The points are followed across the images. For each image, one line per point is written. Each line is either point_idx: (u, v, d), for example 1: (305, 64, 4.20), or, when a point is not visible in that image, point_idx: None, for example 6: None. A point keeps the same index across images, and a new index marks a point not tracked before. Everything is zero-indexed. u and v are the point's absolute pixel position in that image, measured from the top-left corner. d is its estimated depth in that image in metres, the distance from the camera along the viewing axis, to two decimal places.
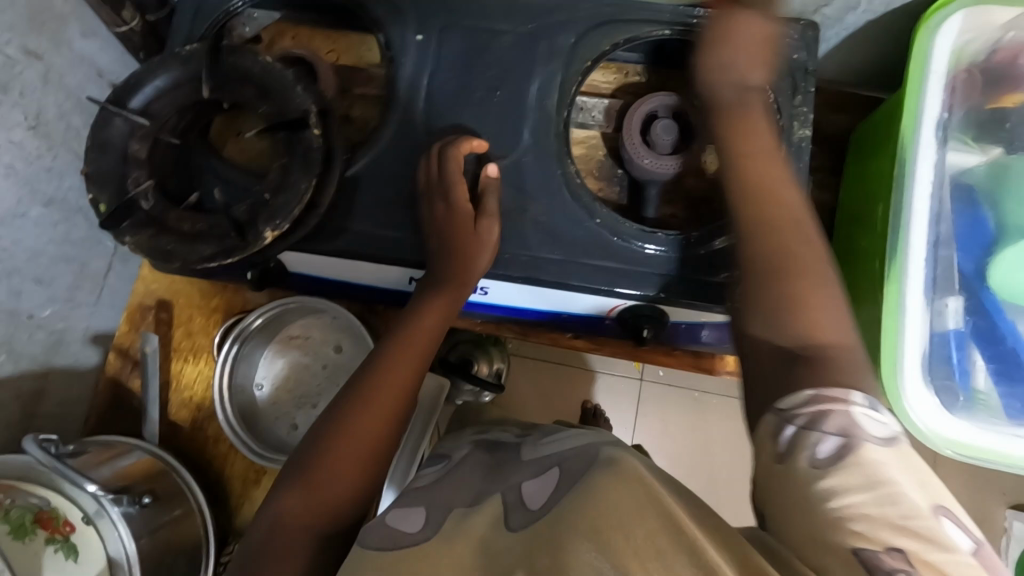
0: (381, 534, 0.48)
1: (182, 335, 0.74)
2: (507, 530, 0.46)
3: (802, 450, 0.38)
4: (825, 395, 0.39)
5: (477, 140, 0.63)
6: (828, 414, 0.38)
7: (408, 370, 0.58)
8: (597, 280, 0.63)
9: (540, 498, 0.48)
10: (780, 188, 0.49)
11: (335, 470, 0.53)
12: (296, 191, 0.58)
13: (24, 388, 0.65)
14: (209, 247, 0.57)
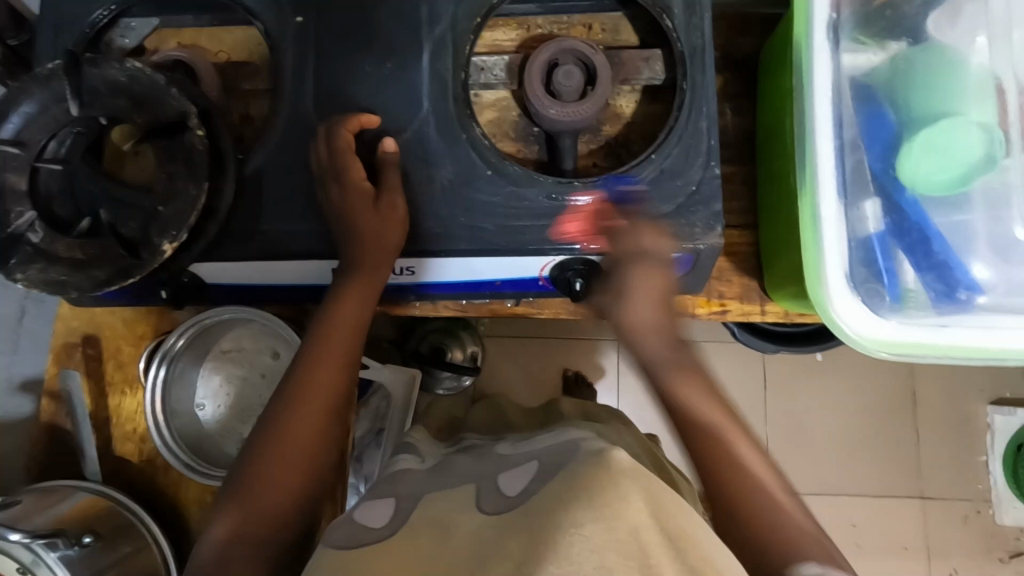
0: (344, 533, 0.47)
1: (113, 368, 0.72)
2: (478, 509, 0.46)
3: None
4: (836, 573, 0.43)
5: (365, 116, 0.61)
6: None
7: (337, 365, 0.56)
8: (521, 239, 0.62)
9: (514, 485, 0.48)
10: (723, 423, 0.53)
11: (275, 482, 0.51)
12: (186, 198, 0.56)
13: None
14: (104, 270, 0.55)
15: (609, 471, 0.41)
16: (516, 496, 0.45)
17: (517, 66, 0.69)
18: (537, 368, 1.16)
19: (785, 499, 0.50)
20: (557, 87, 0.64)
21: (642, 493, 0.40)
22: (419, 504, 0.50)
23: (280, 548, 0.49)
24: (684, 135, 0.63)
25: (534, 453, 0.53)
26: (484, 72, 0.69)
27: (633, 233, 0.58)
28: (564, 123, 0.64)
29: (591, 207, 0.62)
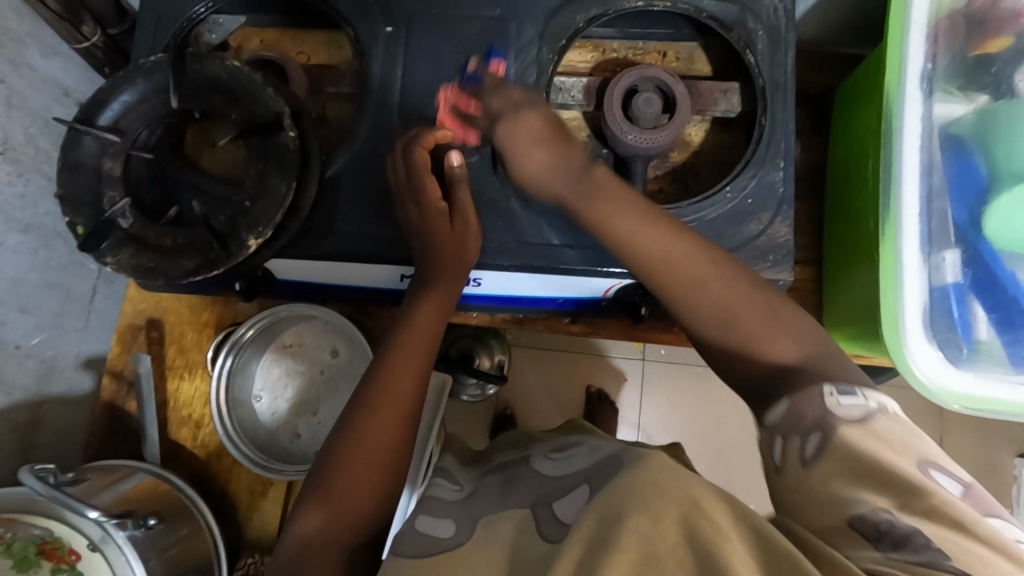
0: (414, 544, 0.48)
1: (174, 352, 0.73)
2: (541, 538, 0.45)
3: (792, 458, 0.39)
4: (800, 396, 0.42)
5: (440, 131, 0.60)
6: (805, 410, 0.40)
7: (410, 374, 0.56)
8: (593, 261, 0.62)
9: (571, 510, 0.47)
10: (656, 244, 0.52)
11: (350, 484, 0.52)
12: (275, 196, 0.57)
13: (18, 419, 0.65)
14: (191, 259, 0.56)
15: (653, 462, 0.39)
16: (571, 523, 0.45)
17: (595, 88, 0.70)
18: (565, 384, 1.16)
19: (776, 323, 0.48)
20: (636, 113, 0.65)
21: (697, 487, 0.37)
22: (480, 527, 0.50)
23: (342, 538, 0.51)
24: (760, 170, 0.64)
25: (577, 471, 0.53)
26: (562, 92, 0.70)
27: (512, 124, 0.57)
28: (641, 149, 0.65)
29: None
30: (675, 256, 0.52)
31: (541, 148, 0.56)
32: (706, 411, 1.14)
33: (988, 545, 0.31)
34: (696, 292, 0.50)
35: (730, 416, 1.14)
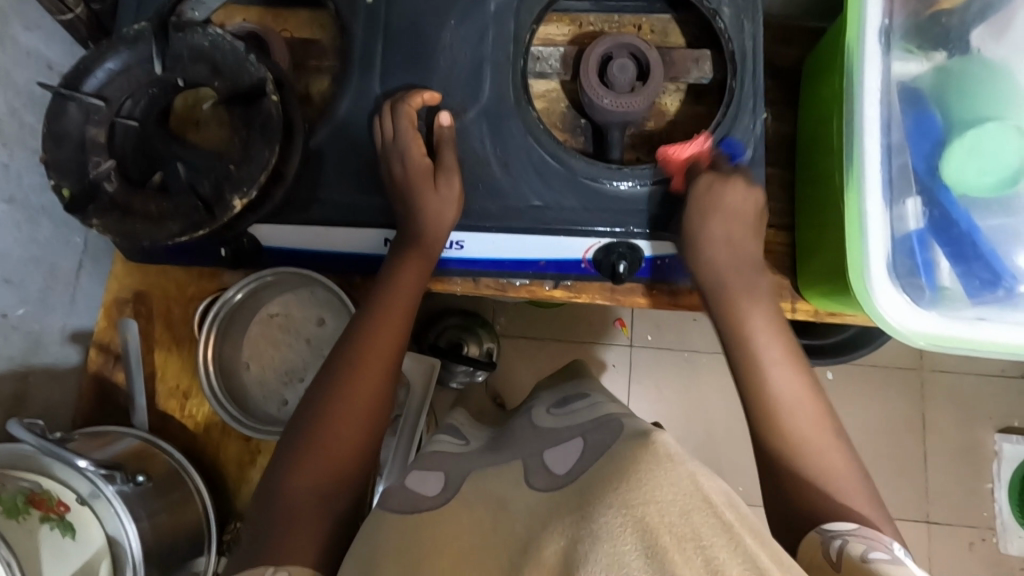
0: (399, 500, 0.49)
1: (161, 325, 0.74)
2: (530, 488, 0.46)
3: (852, 553, 0.45)
4: (864, 534, 0.48)
5: (427, 93, 0.64)
6: (872, 543, 0.46)
7: (395, 327, 0.59)
8: (571, 220, 0.64)
9: (561, 460, 0.48)
10: (764, 318, 0.59)
11: (336, 430, 0.53)
12: (260, 160, 0.58)
13: (6, 391, 0.65)
14: (178, 223, 0.57)
15: (647, 456, 0.41)
16: (570, 470, 0.46)
17: (571, 57, 0.72)
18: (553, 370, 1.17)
19: (836, 451, 0.54)
20: (612, 79, 0.67)
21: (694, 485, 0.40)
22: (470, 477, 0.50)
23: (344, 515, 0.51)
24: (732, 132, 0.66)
25: (570, 427, 0.54)
26: (539, 62, 0.72)
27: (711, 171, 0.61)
28: (617, 113, 0.66)
29: (639, 195, 0.65)
30: (785, 360, 0.57)
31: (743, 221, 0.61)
32: (692, 392, 1.16)
33: None
34: (803, 462, 0.53)
35: (716, 397, 1.16)
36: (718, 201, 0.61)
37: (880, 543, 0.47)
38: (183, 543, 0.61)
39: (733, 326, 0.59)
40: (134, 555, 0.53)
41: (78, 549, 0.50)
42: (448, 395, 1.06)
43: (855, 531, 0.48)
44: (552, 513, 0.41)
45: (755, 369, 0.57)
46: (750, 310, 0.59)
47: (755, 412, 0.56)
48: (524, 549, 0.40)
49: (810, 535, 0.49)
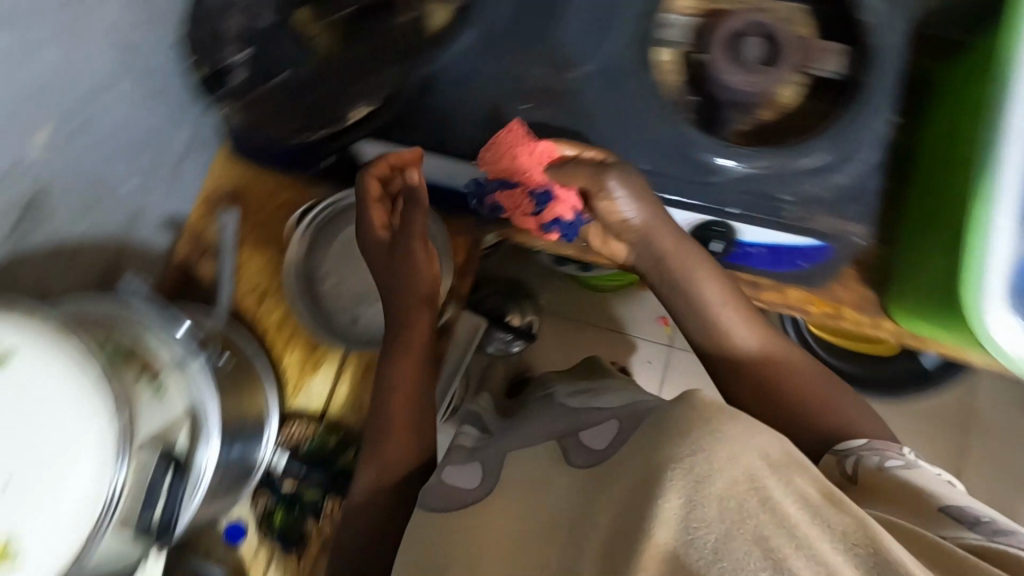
0: (431, 519, 0.53)
1: (251, 226, 0.76)
2: (573, 466, 0.53)
3: (866, 464, 0.53)
4: (878, 443, 0.55)
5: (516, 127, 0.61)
6: (886, 451, 0.54)
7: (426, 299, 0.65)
8: (675, 189, 0.63)
9: (598, 436, 0.54)
10: (767, 343, 0.63)
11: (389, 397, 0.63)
12: (375, 83, 0.64)
13: (105, 258, 0.68)
14: (293, 121, 0.65)
15: (678, 427, 0.44)
16: (607, 450, 0.52)
17: (699, 29, 0.71)
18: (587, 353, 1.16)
19: (862, 412, 0.60)
20: (743, 58, 0.67)
21: (750, 453, 0.42)
22: (504, 466, 0.56)
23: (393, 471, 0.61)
24: (854, 130, 0.63)
25: (598, 407, 0.59)
26: (665, 29, 0.71)
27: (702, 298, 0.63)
28: (742, 93, 0.67)
29: (745, 175, 0.62)
30: (801, 363, 0.62)
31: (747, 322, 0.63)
32: None
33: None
34: (841, 424, 0.58)
35: None
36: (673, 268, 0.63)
37: (891, 453, 0.53)
38: (248, 423, 0.64)
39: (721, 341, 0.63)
40: (208, 430, 0.53)
41: (162, 408, 0.51)
42: (483, 360, 1.01)
43: (864, 446, 0.55)
44: (615, 512, 0.44)
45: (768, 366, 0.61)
46: (744, 331, 0.62)
47: (748, 401, 0.61)
48: (614, 536, 0.42)
49: (825, 455, 0.56)
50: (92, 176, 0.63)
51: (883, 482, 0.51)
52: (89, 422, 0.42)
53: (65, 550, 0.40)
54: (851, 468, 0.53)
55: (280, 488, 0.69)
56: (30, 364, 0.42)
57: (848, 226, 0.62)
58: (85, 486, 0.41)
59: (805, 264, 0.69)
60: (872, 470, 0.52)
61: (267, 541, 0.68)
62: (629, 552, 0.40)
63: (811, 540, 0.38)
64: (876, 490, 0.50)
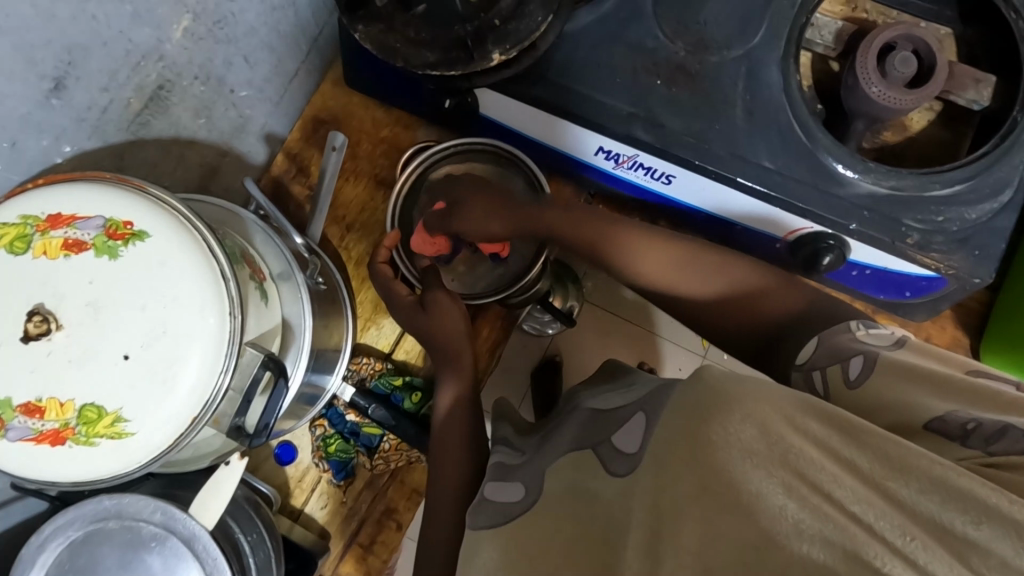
0: (487, 515, 0.52)
1: (347, 155, 0.75)
2: (608, 474, 0.50)
3: (837, 378, 0.50)
4: (826, 338, 0.54)
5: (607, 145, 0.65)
6: (833, 338, 0.53)
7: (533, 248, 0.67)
8: (796, 195, 0.61)
9: (631, 441, 0.50)
10: (691, 284, 0.62)
11: (446, 334, 0.64)
12: (530, 23, 0.57)
13: (205, 160, 0.68)
14: (434, 54, 0.58)
15: (713, 396, 0.43)
16: (640, 454, 0.48)
17: (847, 36, 0.68)
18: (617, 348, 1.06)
19: (780, 297, 0.60)
20: (889, 69, 0.62)
21: (773, 408, 0.42)
22: (545, 478, 0.53)
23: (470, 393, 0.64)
24: (996, 167, 0.60)
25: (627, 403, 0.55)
26: (813, 27, 0.68)
27: (717, 285, 0.62)
28: (879, 106, 0.62)
29: (872, 194, 0.61)
30: (693, 289, 0.62)
31: (656, 265, 0.63)
32: None
33: None
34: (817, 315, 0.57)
35: None
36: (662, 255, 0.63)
37: (845, 348, 0.51)
38: (328, 351, 0.64)
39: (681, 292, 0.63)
40: (300, 344, 0.55)
41: (268, 315, 0.51)
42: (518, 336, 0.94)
43: (818, 348, 0.53)
44: (658, 497, 0.43)
45: (736, 303, 0.61)
46: (644, 264, 0.64)
47: (726, 330, 0.64)
48: (660, 512, 0.42)
49: (795, 376, 0.54)
50: (213, 77, 0.63)
51: (877, 373, 0.47)
52: (206, 311, 0.42)
53: (171, 431, 0.41)
54: (823, 386, 0.51)
55: (342, 417, 0.70)
56: (154, 244, 0.42)
57: (963, 267, 0.60)
58: (194, 374, 0.41)
59: (911, 296, 0.67)
60: (844, 390, 0.49)
61: (320, 466, 0.69)
62: (672, 532, 0.40)
63: (855, 462, 0.39)
64: (873, 411, 0.46)
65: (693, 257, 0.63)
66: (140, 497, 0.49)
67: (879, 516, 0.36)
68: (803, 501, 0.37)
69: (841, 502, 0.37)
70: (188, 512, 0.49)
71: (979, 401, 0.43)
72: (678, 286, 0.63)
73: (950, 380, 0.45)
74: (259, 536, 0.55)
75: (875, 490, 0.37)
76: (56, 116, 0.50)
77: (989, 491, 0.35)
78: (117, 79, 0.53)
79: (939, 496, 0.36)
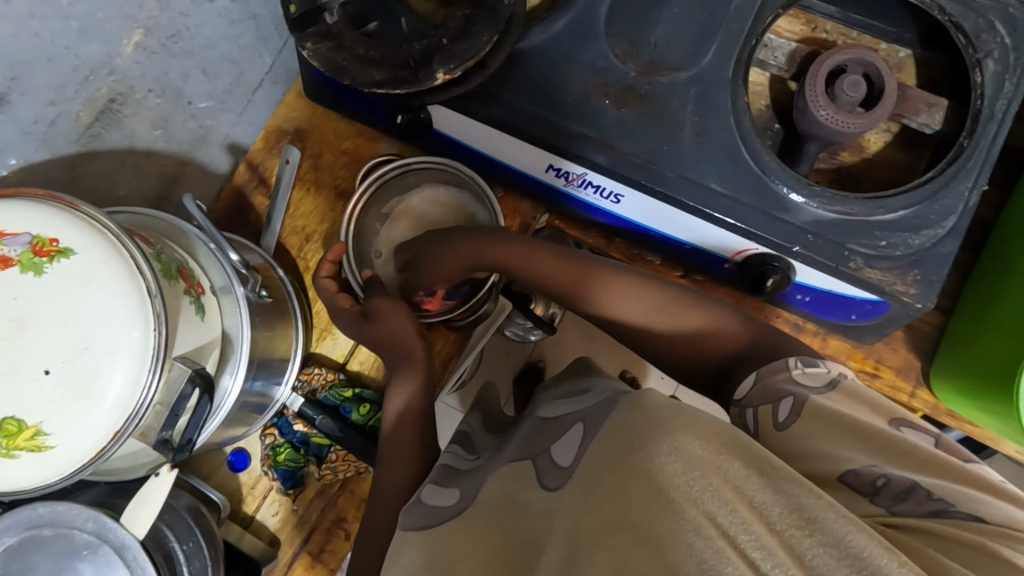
0: (418, 516, 0.53)
1: (309, 166, 0.76)
2: (541, 488, 0.49)
3: (770, 418, 0.50)
4: (766, 372, 0.54)
5: (558, 161, 0.65)
6: (770, 379, 0.53)
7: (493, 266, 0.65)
8: (741, 217, 0.61)
9: (569, 454, 0.49)
10: (650, 317, 0.62)
11: (394, 334, 0.64)
12: (476, 43, 0.60)
13: (163, 170, 0.69)
14: (381, 72, 0.60)
15: (647, 424, 0.43)
16: (571, 467, 0.48)
17: (801, 57, 0.68)
18: None
19: (738, 331, 0.60)
20: (837, 92, 0.63)
21: (699, 437, 0.42)
22: (481, 488, 0.53)
23: (423, 401, 0.64)
24: (941, 193, 0.60)
25: (572, 410, 0.55)
26: (766, 49, 0.68)
27: (677, 317, 0.61)
28: (827, 129, 0.62)
29: (816, 217, 0.61)
30: (652, 321, 0.62)
31: (617, 296, 0.62)
32: None
33: (969, 483, 0.41)
34: (772, 351, 0.57)
35: None
36: (621, 287, 0.62)
37: (777, 390, 0.52)
38: (274, 360, 0.65)
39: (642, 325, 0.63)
40: (240, 355, 0.56)
41: (206, 329, 0.52)
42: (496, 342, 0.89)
43: (755, 386, 0.54)
44: (578, 513, 0.42)
45: (695, 335, 0.61)
46: (606, 296, 0.62)
47: (687, 359, 0.64)
48: (577, 536, 0.41)
49: (732, 409, 0.55)
50: (168, 89, 0.63)
51: (802, 418, 0.48)
52: (130, 326, 0.43)
53: (95, 443, 0.42)
54: (755, 425, 0.51)
55: (292, 426, 0.70)
56: (81, 260, 0.43)
57: (910, 291, 0.60)
58: (116, 390, 0.42)
59: (858, 318, 0.67)
60: (772, 430, 0.49)
61: (270, 474, 0.70)
62: (587, 551, 0.40)
63: (765, 508, 0.39)
64: (794, 454, 0.46)
65: (652, 290, 0.62)
66: (73, 505, 0.50)
67: (774, 566, 0.35)
68: (710, 541, 0.36)
69: (743, 547, 0.35)
70: (120, 522, 0.50)
71: (897, 456, 0.43)
72: (638, 316, 0.62)
73: (874, 430, 0.45)
74: (197, 545, 0.56)
75: (779, 542, 0.37)
76: (1, 129, 0.52)
77: (883, 553, 0.36)
78: (64, 93, 0.55)
79: (836, 552, 0.36)
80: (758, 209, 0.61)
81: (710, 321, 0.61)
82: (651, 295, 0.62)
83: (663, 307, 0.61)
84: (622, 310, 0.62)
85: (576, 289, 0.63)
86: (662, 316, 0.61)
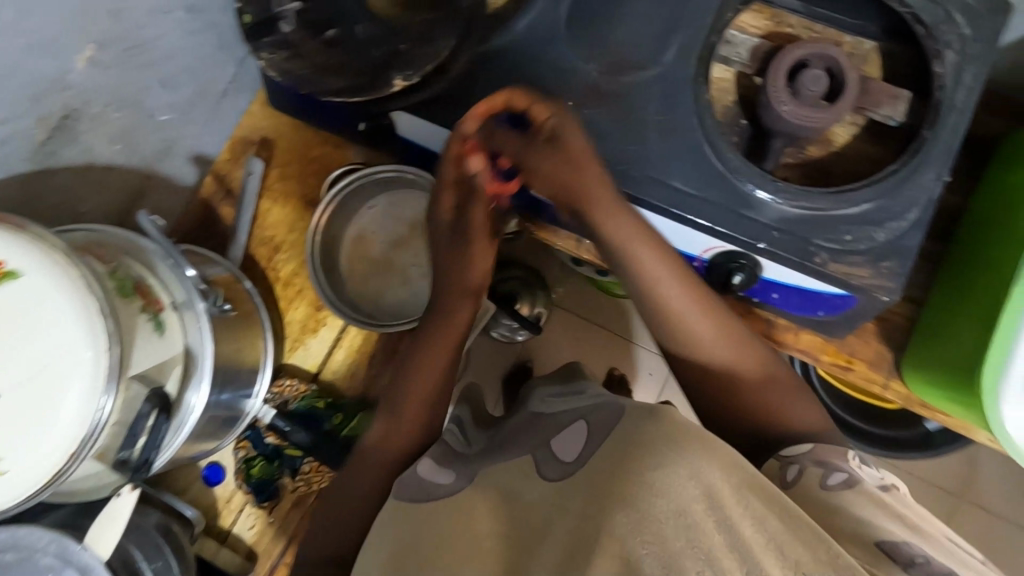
0: (414, 486, 0.51)
1: (277, 176, 0.75)
2: (540, 478, 0.49)
3: (816, 481, 0.50)
4: (823, 448, 0.53)
5: None
6: (828, 454, 0.52)
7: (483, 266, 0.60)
8: (706, 216, 0.61)
9: (570, 450, 0.50)
10: (721, 356, 0.56)
11: (422, 376, 0.58)
12: (436, 47, 0.61)
13: (127, 184, 0.68)
14: (339, 79, 0.61)
15: (660, 435, 0.45)
16: (575, 464, 0.48)
17: (763, 52, 0.68)
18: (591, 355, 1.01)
19: (809, 410, 0.56)
20: (800, 88, 0.63)
21: (707, 459, 0.42)
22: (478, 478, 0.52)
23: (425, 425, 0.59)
24: (904, 185, 0.60)
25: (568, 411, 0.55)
26: (729, 46, 0.68)
27: (747, 373, 0.57)
28: (790, 124, 0.62)
29: (780, 212, 0.61)
30: (726, 366, 0.56)
31: (714, 326, 0.56)
32: None
33: None
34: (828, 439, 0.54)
35: None
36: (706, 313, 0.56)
37: (831, 462, 0.51)
38: (241, 374, 0.64)
39: (699, 365, 0.57)
40: (204, 371, 0.55)
41: (163, 348, 0.52)
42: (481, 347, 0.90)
43: (810, 451, 0.53)
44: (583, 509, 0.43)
45: (754, 404, 0.56)
46: (692, 320, 0.56)
47: (727, 425, 0.58)
48: (581, 537, 0.41)
49: (771, 462, 0.54)
50: (128, 103, 0.63)
51: (852, 489, 0.48)
52: (82, 346, 0.42)
53: (50, 466, 0.42)
54: (796, 480, 0.51)
55: (264, 440, 0.70)
56: (28, 282, 0.42)
57: (875, 286, 0.60)
58: (72, 409, 0.42)
59: (825, 313, 0.67)
60: (815, 490, 0.49)
61: (244, 488, 0.69)
62: (591, 549, 0.39)
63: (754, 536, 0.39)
64: (831, 512, 0.47)
65: (756, 346, 0.57)
66: (34, 529, 0.50)
67: None
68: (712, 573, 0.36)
69: None
70: (82, 543, 0.50)
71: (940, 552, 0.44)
72: (712, 349, 0.56)
73: (917, 527, 0.46)
74: (166, 564, 0.56)
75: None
76: None
77: None
78: (18, 111, 0.54)
79: None
80: (722, 206, 0.61)
81: (780, 389, 0.57)
82: (749, 345, 0.57)
83: (735, 353, 0.56)
84: (693, 345, 0.56)
85: (661, 315, 0.57)
86: (738, 351, 0.56)
